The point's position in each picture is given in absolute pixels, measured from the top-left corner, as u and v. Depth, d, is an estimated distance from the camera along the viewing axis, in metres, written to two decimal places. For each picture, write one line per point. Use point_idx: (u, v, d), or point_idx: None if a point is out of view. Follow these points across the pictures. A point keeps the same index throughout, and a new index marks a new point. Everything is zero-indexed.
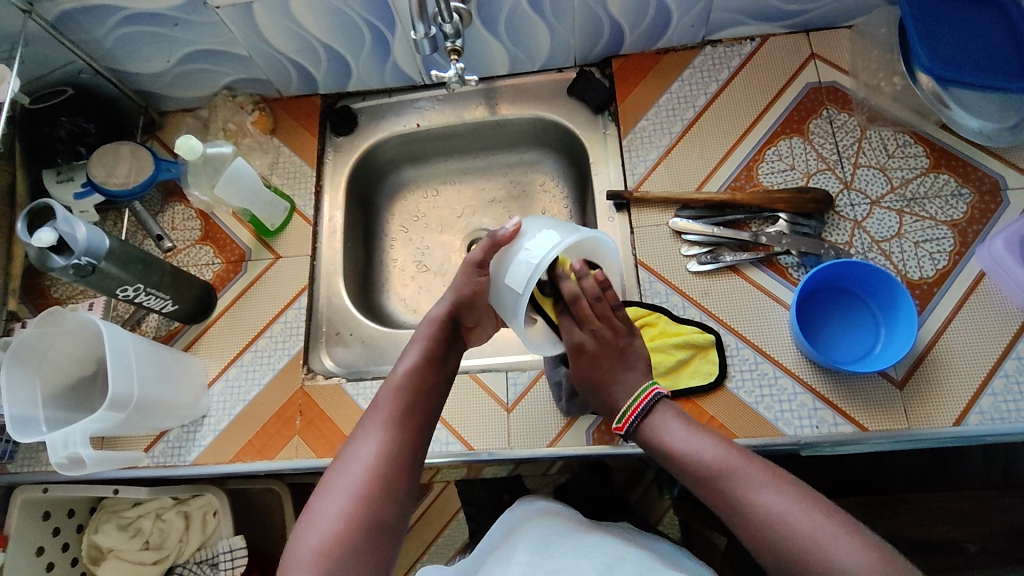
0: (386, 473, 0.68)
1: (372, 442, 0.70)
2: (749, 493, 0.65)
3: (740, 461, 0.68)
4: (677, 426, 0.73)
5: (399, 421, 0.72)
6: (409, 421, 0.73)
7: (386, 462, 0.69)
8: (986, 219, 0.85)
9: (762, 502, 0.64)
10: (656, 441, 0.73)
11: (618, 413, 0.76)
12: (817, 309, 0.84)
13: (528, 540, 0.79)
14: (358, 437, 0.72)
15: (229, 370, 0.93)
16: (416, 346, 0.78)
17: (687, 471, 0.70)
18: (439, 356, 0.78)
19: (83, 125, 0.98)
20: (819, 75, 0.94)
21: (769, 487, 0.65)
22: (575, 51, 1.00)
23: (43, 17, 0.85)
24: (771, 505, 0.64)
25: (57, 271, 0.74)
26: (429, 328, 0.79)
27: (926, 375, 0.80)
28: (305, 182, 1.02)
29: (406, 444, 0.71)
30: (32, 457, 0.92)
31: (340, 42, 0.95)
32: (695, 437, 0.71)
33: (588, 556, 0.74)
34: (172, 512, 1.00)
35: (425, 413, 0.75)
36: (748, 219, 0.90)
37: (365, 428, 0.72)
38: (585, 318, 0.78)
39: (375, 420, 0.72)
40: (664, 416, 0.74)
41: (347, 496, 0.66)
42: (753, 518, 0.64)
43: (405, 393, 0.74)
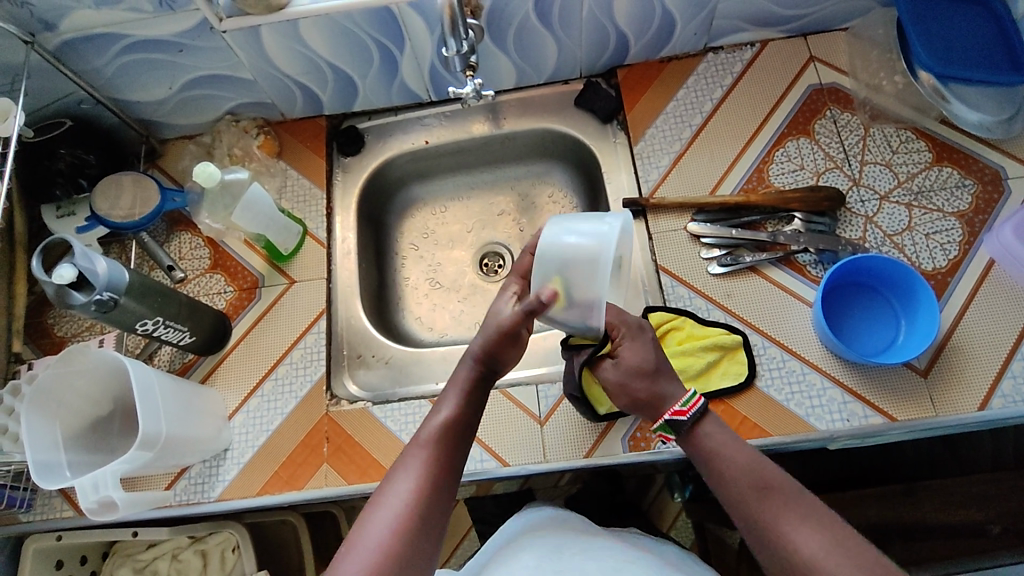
0: (424, 514, 0.65)
1: (410, 480, 0.66)
2: (789, 532, 0.62)
3: (790, 496, 0.65)
4: (733, 442, 0.70)
5: (439, 459, 0.69)
6: (448, 461, 0.69)
7: (423, 503, 0.65)
8: (991, 208, 0.88)
9: (801, 543, 0.62)
10: (706, 449, 0.70)
11: (681, 399, 0.73)
12: (837, 304, 0.86)
13: (534, 541, 0.79)
14: (396, 473, 0.68)
15: (250, 400, 0.91)
16: (455, 386, 0.75)
17: (732, 485, 0.68)
18: (479, 397, 0.75)
19: (84, 157, 0.94)
20: (820, 77, 0.97)
21: (814, 530, 0.62)
22: (581, 62, 1.01)
23: (45, 48, 0.83)
24: (811, 548, 0.61)
25: (77, 309, 0.71)
26: (468, 366, 0.76)
27: (948, 364, 0.82)
28: (315, 205, 1.01)
29: (445, 484, 0.68)
30: (49, 504, 0.88)
31: (348, 62, 0.95)
32: (750, 458, 0.68)
33: (597, 559, 0.74)
34: (189, 552, 0.95)
35: (462, 452, 0.71)
36: (764, 219, 0.91)
37: (402, 465, 0.68)
38: (621, 307, 0.82)
39: (414, 457, 0.68)
40: (720, 423, 0.72)
41: (383, 534, 0.62)
42: (787, 556, 0.62)
43: (445, 433, 0.71)
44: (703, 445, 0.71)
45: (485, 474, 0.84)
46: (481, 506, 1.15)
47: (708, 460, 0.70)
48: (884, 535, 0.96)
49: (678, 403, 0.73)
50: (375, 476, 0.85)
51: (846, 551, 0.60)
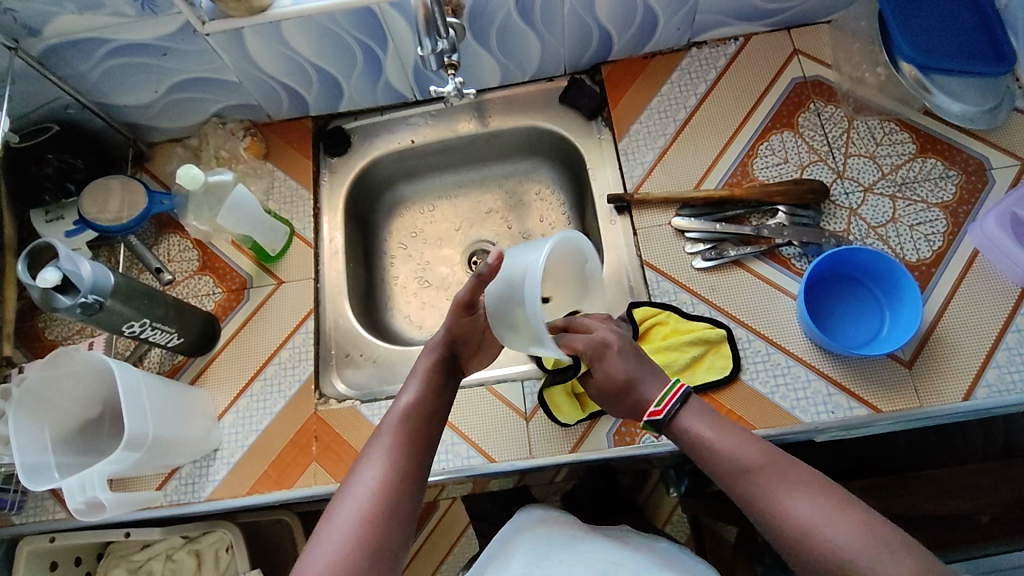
0: (391, 502, 0.67)
1: (376, 468, 0.69)
2: (786, 505, 0.63)
3: (778, 469, 0.66)
4: (715, 429, 0.70)
5: (404, 447, 0.71)
6: (413, 448, 0.72)
7: (389, 490, 0.67)
8: (975, 199, 0.88)
9: (800, 512, 0.62)
10: (690, 441, 0.71)
11: (657, 397, 0.73)
12: (822, 297, 0.86)
13: (523, 546, 0.80)
14: (362, 464, 0.70)
15: (239, 400, 0.91)
16: (420, 373, 0.78)
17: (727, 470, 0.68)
18: (440, 386, 0.77)
19: (71, 161, 0.96)
20: (803, 71, 0.97)
21: (810, 498, 0.63)
22: (565, 59, 1.01)
23: (29, 54, 0.83)
24: (808, 517, 0.62)
25: (63, 312, 0.72)
26: (432, 355, 0.78)
27: (933, 355, 0.82)
28: (302, 205, 1.01)
29: (411, 472, 0.70)
30: (39, 506, 0.88)
31: (332, 63, 0.95)
32: (733, 438, 0.69)
33: (583, 563, 0.75)
34: (183, 551, 0.96)
35: (427, 440, 0.74)
36: (748, 213, 0.91)
37: (368, 454, 0.70)
38: (590, 327, 0.80)
39: (378, 446, 0.71)
40: (702, 411, 0.72)
41: (352, 522, 0.65)
42: (788, 528, 0.62)
43: (407, 421, 0.73)
44: (685, 434, 0.71)
45: (473, 471, 0.85)
46: (474, 504, 1.15)
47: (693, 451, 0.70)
48: None
49: (653, 402, 0.73)
50: None
51: (844, 517, 0.61)
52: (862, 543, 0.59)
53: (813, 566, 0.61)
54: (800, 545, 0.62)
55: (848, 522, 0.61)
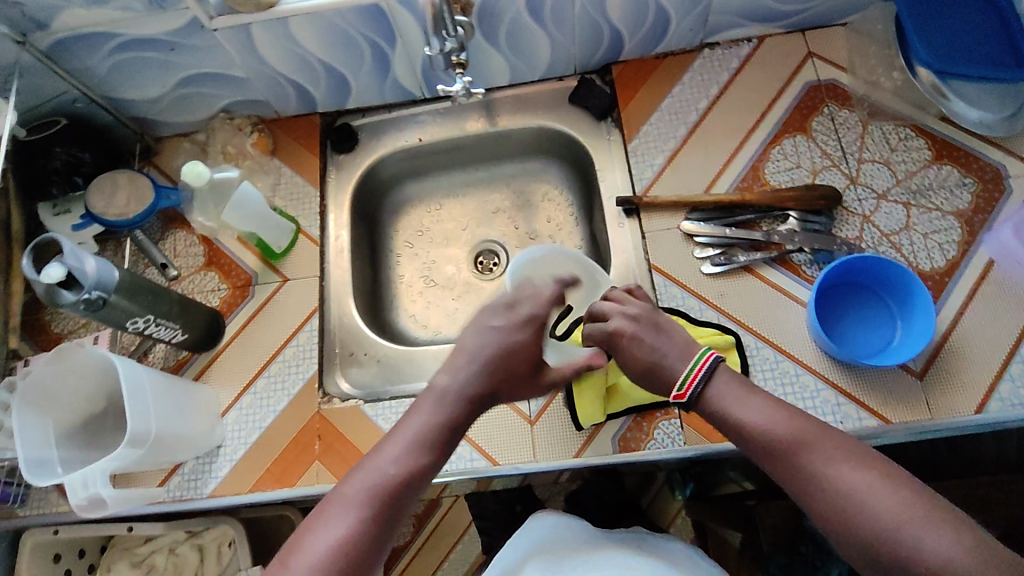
0: (356, 555, 0.58)
1: (343, 519, 0.59)
2: (826, 472, 0.59)
3: (820, 440, 0.60)
4: (744, 397, 0.65)
5: (388, 492, 0.60)
6: (391, 505, 0.60)
7: (350, 553, 0.57)
8: (992, 207, 0.86)
9: (841, 480, 0.58)
10: (722, 415, 0.65)
11: (678, 380, 0.68)
12: (833, 305, 0.85)
13: (538, 557, 0.80)
14: (337, 500, 0.60)
15: (243, 397, 0.91)
16: (433, 406, 0.66)
17: (764, 445, 0.62)
18: (449, 422, 0.65)
19: (79, 155, 0.94)
20: (818, 74, 0.96)
21: (850, 465, 0.58)
22: (576, 59, 1.00)
23: (37, 47, 0.83)
24: (850, 483, 0.58)
25: (67, 307, 0.72)
26: (441, 395, 0.66)
27: (945, 366, 0.80)
28: (309, 203, 1.01)
29: (388, 522, 0.60)
30: (44, 499, 0.90)
31: (340, 59, 0.94)
32: (768, 411, 0.63)
33: (597, 568, 0.74)
34: (186, 546, 0.96)
35: (417, 485, 0.62)
36: (758, 218, 0.90)
37: (337, 499, 0.60)
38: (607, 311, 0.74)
39: (350, 493, 0.60)
40: (729, 381, 0.66)
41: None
42: (827, 495, 0.58)
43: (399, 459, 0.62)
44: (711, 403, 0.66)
45: (475, 473, 0.84)
46: (477, 504, 1.14)
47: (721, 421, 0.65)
48: None
49: (675, 384, 0.68)
50: None
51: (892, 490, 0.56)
52: (911, 510, 0.55)
53: (857, 537, 0.56)
54: (842, 515, 0.57)
55: (892, 489, 0.56)
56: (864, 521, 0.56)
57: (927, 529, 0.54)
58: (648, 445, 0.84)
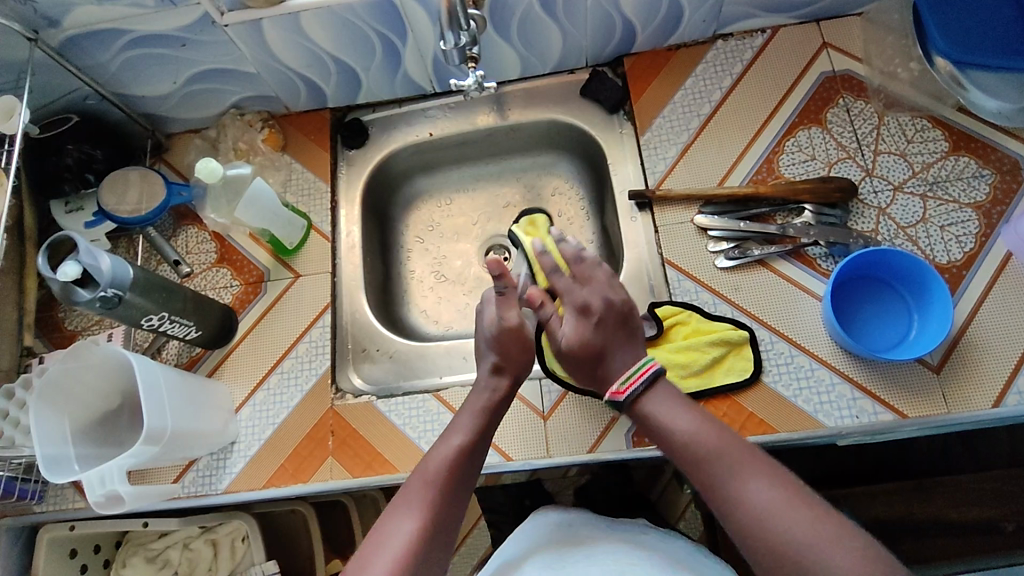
0: (433, 534, 0.67)
1: (412, 514, 0.68)
2: (741, 491, 0.64)
3: (736, 454, 0.67)
4: (681, 414, 0.71)
5: (449, 481, 0.71)
6: (449, 501, 0.70)
7: (422, 544, 0.65)
8: (1010, 199, 0.86)
9: (753, 499, 0.63)
10: (654, 420, 0.72)
11: (623, 377, 0.76)
12: (848, 299, 0.84)
13: (540, 551, 0.81)
14: (407, 493, 0.70)
15: (256, 393, 0.91)
16: (468, 416, 0.77)
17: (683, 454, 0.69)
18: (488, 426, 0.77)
19: (90, 152, 0.94)
20: (833, 64, 0.95)
21: (767, 485, 0.64)
22: (587, 51, 1.00)
23: (49, 44, 0.83)
24: (760, 503, 0.63)
25: (83, 305, 0.72)
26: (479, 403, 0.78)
27: (962, 360, 0.80)
28: (320, 198, 1.01)
29: (452, 506, 0.70)
30: (60, 495, 0.89)
31: (350, 53, 0.94)
32: (691, 421, 0.71)
33: (600, 563, 0.76)
34: (200, 541, 0.96)
35: (471, 477, 0.73)
36: (773, 212, 0.89)
37: (403, 502, 0.69)
38: (589, 279, 0.84)
39: (410, 494, 0.69)
40: (664, 393, 0.74)
41: (382, 574, 0.63)
42: (743, 512, 0.64)
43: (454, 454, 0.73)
44: (649, 414, 0.73)
45: (489, 468, 0.84)
46: (488, 499, 1.14)
47: (659, 428, 0.72)
48: (895, 532, 0.93)
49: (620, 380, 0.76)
50: (380, 470, 0.86)
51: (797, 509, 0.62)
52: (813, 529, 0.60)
53: (764, 547, 0.62)
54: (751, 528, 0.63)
55: (800, 511, 0.62)
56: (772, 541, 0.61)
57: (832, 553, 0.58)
58: None
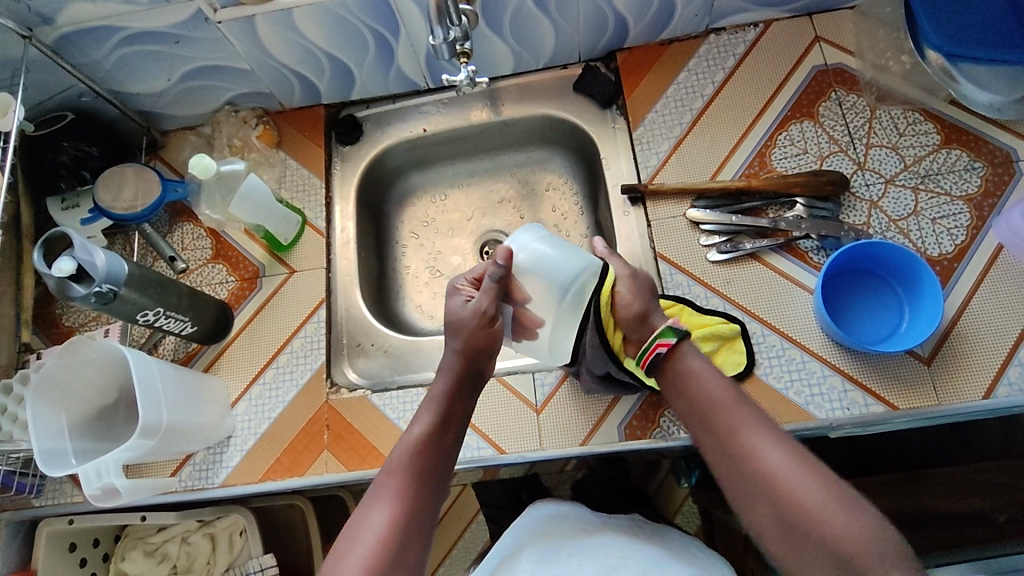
0: (406, 526, 0.65)
1: (384, 507, 0.66)
2: (759, 450, 0.65)
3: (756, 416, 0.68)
4: (711, 373, 0.72)
5: (418, 471, 0.69)
6: (421, 492, 0.68)
7: (399, 537, 0.64)
8: (1001, 191, 0.86)
9: (765, 458, 0.65)
10: (682, 368, 0.73)
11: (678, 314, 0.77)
12: (840, 292, 0.85)
13: (533, 546, 0.80)
14: (378, 486, 0.69)
15: (252, 388, 0.92)
16: (431, 404, 0.75)
17: (702, 405, 0.70)
18: (453, 412, 0.75)
19: (86, 149, 0.95)
20: (825, 58, 0.95)
21: (779, 449, 0.65)
22: (579, 47, 1.00)
23: (43, 42, 0.83)
24: (776, 463, 0.64)
25: (78, 301, 0.72)
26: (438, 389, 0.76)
27: (953, 351, 0.80)
28: (314, 194, 1.01)
29: (424, 496, 0.68)
30: (59, 489, 0.91)
31: (342, 49, 0.94)
32: (717, 377, 0.72)
33: (593, 557, 0.75)
34: (198, 535, 0.97)
35: (441, 464, 0.72)
36: (765, 205, 0.90)
37: (376, 494, 0.68)
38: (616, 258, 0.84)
39: (385, 484, 0.68)
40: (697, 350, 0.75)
41: (357, 571, 0.61)
42: (754, 468, 0.65)
43: (420, 445, 0.71)
44: (677, 367, 0.73)
45: (483, 461, 0.85)
46: (485, 492, 1.15)
47: (687, 383, 0.72)
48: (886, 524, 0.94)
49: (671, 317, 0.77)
50: (374, 463, 0.86)
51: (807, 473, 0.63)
52: (823, 494, 0.61)
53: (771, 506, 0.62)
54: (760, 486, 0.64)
55: (813, 477, 0.62)
56: (782, 499, 0.62)
57: (839, 519, 0.59)
58: (654, 433, 0.84)
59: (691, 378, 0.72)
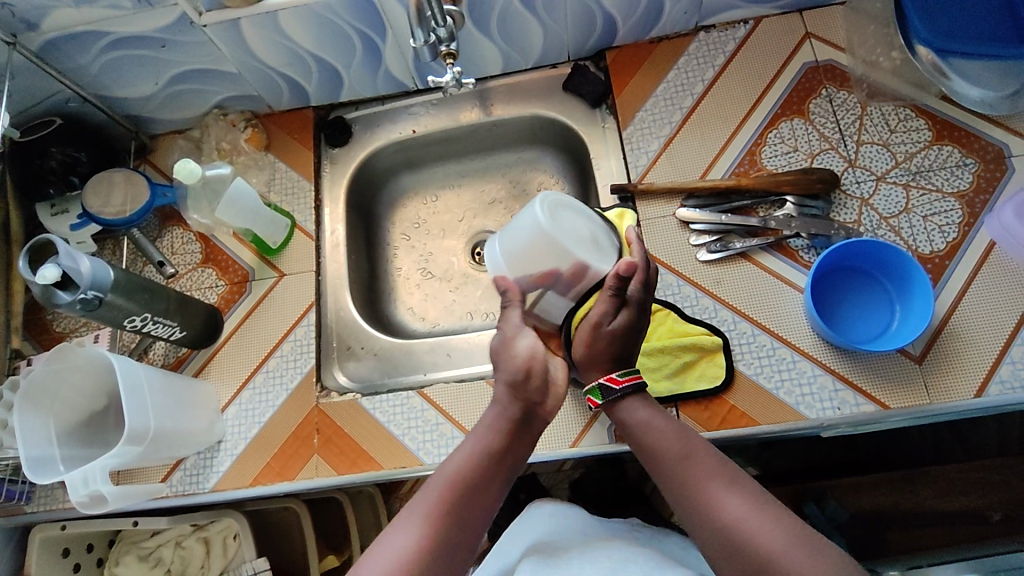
0: (429, 560, 0.63)
1: (410, 534, 0.64)
2: (715, 501, 0.64)
3: (715, 466, 0.67)
4: (658, 426, 0.71)
5: (455, 503, 0.66)
6: (457, 521, 0.66)
7: (425, 561, 0.62)
8: (993, 187, 0.85)
9: (723, 507, 0.63)
10: (634, 423, 0.73)
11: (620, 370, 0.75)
12: (830, 291, 0.84)
13: (535, 550, 0.80)
14: (406, 513, 0.66)
15: (243, 392, 0.92)
16: (484, 433, 0.72)
17: (660, 459, 0.70)
18: (505, 449, 0.71)
19: (74, 155, 0.95)
20: (816, 54, 0.94)
21: (738, 498, 0.64)
22: (568, 46, 0.99)
23: (28, 48, 0.83)
24: (734, 512, 0.63)
25: (64, 307, 0.72)
26: (492, 423, 0.72)
27: (945, 349, 0.79)
28: (304, 197, 1.01)
29: (455, 531, 0.65)
30: (49, 496, 0.90)
31: (329, 51, 0.94)
32: (670, 429, 0.71)
33: (595, 562, 0.75)
34: (192, 539, 0.96)
35: (482, 501, 0.68)
36: (754, 204, 0.89)
37: (411, 511, 0.66)
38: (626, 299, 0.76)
39: (424, 501, 0.66)
40: (647, 401, 0.74)
41: None
42: (712, 520, 0.63)
43: (462, 476, 0.68)
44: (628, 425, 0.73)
45: None
46: None
47: (640, 438, 0.72)
48: (881, 523, 0.93)
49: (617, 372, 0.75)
50: (365, 467, 0.86)
51: (767, 518, 0.61)
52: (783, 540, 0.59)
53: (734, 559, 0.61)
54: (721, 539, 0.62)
55: (773, 521, 0.61)
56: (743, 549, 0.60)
57: (803, 563, 0.57)
58: None
59: (642, 432, 0.72)
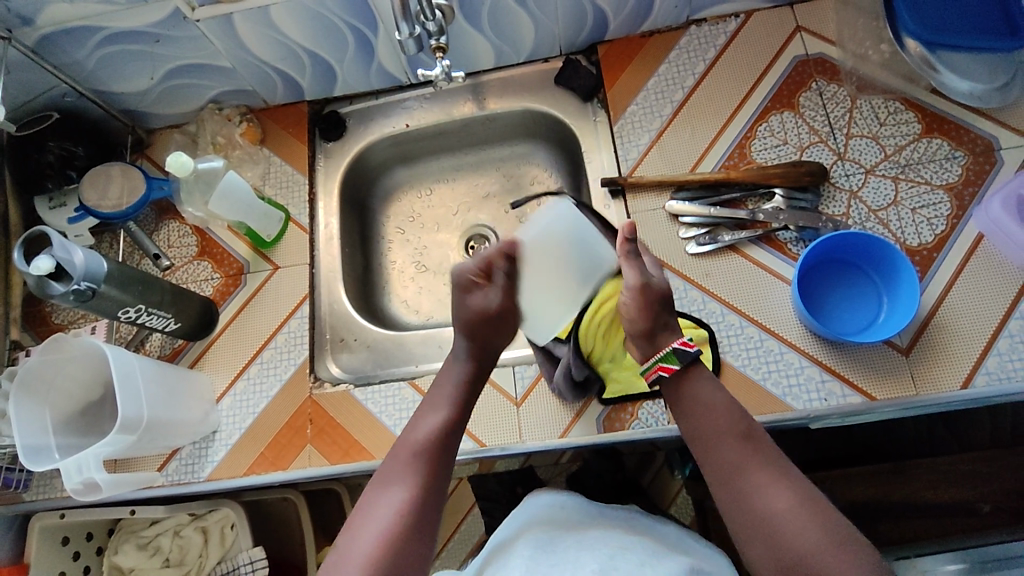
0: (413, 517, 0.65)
1: (393, 496, 0.67)
2: (766, 487, 0.64)
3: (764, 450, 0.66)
4: (723, 407, 0.69)
5: (426, 465, 0.69)
6: (432, 481, 0.69)
7: (407, 518, 0.65)
8: (982, 180, 0.85)
9: (773, 496, 0.63)
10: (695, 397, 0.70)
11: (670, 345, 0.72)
12: (817, 283, 0.84)
13: (529, 538, 0.79)
14: (384, 480, 0.69)
15: (237, 383, 0.93)
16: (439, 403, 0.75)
17: (719, 432, 0.68)
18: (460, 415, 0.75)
19: (72, 149, 0.97)
20: (806, 48, 0.94)
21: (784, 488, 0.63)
22: (560, 39, 1.00)
23: (24, 43, 0.84)
24: (779, 504, 0.62)
25: (58, 298, 0.73)
26: (445, 392, 0.76)
27: (932, 341, 0.80)
28: (298, 191, 1.02)
29: (430, 490, 0.68)
30: (48, 484, 0.92)
31: (323, 46, 0.94)
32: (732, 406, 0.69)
33: (591, 548, 0.74)
34: (190, 528, 0.98)
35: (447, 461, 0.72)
36: (744, 197, 0.89)
37: (389, 476, 0.69)
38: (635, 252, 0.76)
39: (399, 465, 0.69)
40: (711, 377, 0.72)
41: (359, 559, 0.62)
42: (758, 504, 0.63)
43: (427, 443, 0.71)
44: (695, 400, 0.70)
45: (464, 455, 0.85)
46: (479, 484, 1.12)
47: (703, 410, 0.69)
48: (872, 514, 0.93)
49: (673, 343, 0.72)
50: (357, 458, 0.87)
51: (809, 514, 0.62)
52: (823, 537, 0.60)
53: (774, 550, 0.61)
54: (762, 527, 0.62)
55: (819, 521, 0.61)
56: (783, 543, 0.61)
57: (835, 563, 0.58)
58: (632, 424, 0.85)
59: (706, 409, 0.69)
